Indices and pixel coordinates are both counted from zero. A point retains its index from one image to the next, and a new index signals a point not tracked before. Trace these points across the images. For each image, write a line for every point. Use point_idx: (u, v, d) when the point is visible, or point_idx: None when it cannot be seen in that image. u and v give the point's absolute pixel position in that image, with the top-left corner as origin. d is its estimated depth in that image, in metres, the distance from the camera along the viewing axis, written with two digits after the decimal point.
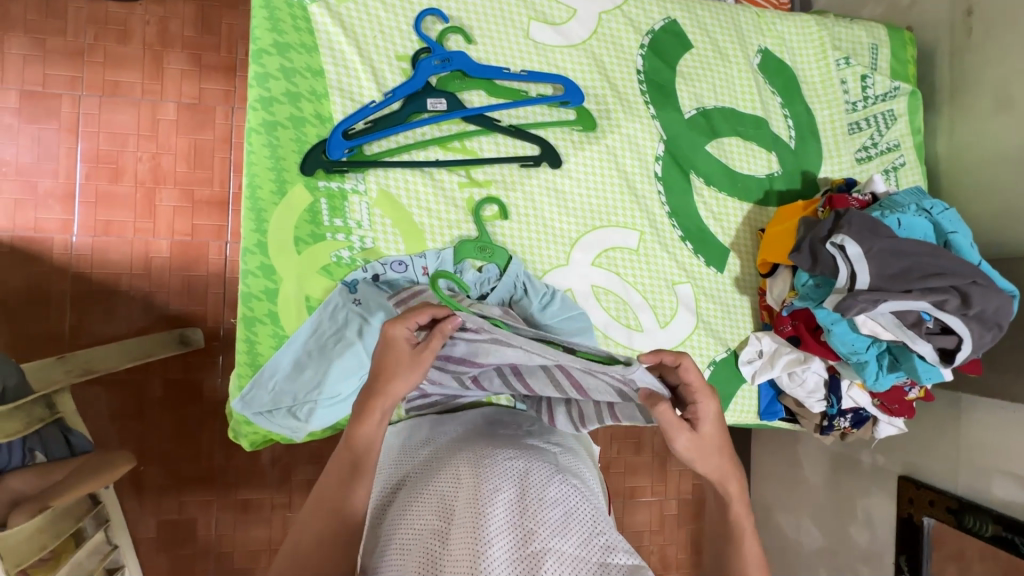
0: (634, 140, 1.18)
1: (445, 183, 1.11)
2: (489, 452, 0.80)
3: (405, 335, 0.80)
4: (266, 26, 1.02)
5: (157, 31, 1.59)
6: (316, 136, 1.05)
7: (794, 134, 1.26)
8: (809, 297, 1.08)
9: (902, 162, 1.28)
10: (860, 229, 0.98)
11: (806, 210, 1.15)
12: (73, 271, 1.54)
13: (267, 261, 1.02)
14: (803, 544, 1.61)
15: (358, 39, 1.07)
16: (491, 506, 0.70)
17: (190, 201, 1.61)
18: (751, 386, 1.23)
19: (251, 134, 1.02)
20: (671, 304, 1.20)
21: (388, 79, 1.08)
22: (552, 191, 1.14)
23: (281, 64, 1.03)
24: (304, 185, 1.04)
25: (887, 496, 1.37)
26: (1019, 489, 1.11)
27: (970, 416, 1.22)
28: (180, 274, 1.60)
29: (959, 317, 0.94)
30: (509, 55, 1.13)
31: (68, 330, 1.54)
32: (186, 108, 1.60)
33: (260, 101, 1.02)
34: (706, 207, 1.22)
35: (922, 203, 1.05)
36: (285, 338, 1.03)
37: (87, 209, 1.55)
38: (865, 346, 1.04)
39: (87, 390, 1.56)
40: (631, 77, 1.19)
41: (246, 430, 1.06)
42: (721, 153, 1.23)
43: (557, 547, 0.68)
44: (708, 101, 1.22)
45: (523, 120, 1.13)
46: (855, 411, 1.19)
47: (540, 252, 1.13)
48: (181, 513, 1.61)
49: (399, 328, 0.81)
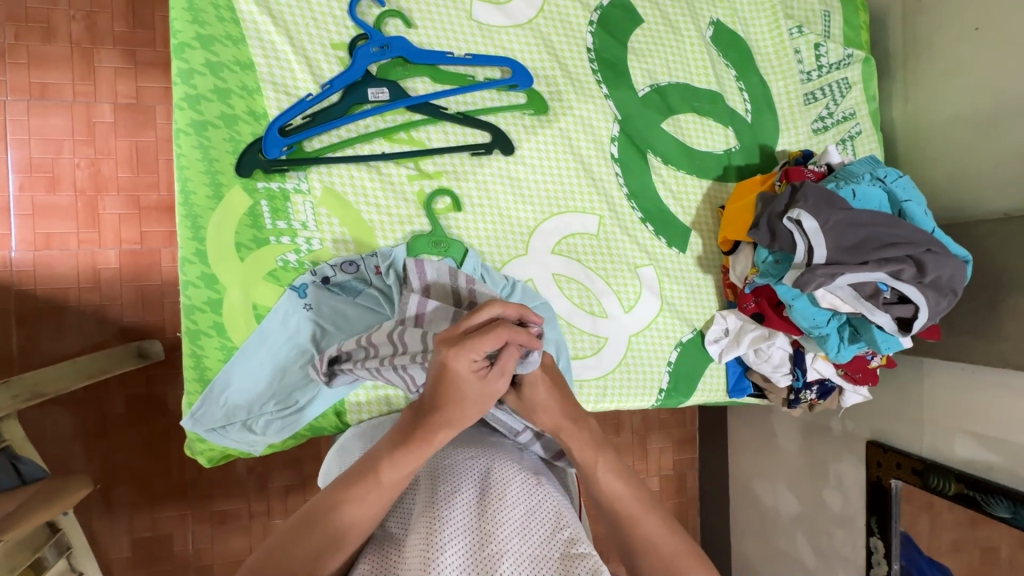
0: (588, 122, 1.15)
1: (394, 177, 1.06)
2: (451, 453, 0.78)
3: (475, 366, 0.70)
4: (186, 18, 0.95)
5: (84, 27, 1.48)
6: (251, 134, 0.99)
7: (750, 107, 1.24)
8: (769, 274, 1.07)
9: (859, 131, 1.27)
10: (815, 202, 0.97)
11: (764, 185, 1.14)
12: (15, 288, 1.45)
13: (207, 270, 0.97)
14: (781, 511, 1.64)
15: (289, 28, 1.01)
16: (448, 509, 0.68)
17: (135, 207, 1.52)
18: (718, 365, 1.22)
19: (179, 136, 0.95)
20: (635, 288, 1.18)
21: (324, 70, 1.02)
22: (506, 178, 1.11)
23: (207, 59, 0.96)
24: (242, 187, 0.98)
25: (858, 461, 1.39)
26: (980, 448, 1.13)
27: (932, 379, 1.23)
28: (131, 285, 1.52)
29: (915, 285, 0.94)
30: (451, 39, 1.07)
31: (15, 351, 1.46)
32: (123, 109, 1.51)
33: (186, 100, 0.95)
34: (665, 186, 1.20)
35: (876, 172, 1.04)
36: (234, 349, 0.98)
37: (25, 222, 1.46)
38: (826, 320, 1.04)
39: (42, 413, 1.48)
40: (582, 56, 1.15)
41: (201, 447, 1.00)
42: (678, 131, 1.20)
43: (515, 546, 0.66)
44: (662, 77, 1.19)
45: (471, 106, 1.08)
46: (820, 383, 1.20)
47: (498, 243, 1.10)
48: (154, 530, 1.56)
49: (462, 361, 0.69)
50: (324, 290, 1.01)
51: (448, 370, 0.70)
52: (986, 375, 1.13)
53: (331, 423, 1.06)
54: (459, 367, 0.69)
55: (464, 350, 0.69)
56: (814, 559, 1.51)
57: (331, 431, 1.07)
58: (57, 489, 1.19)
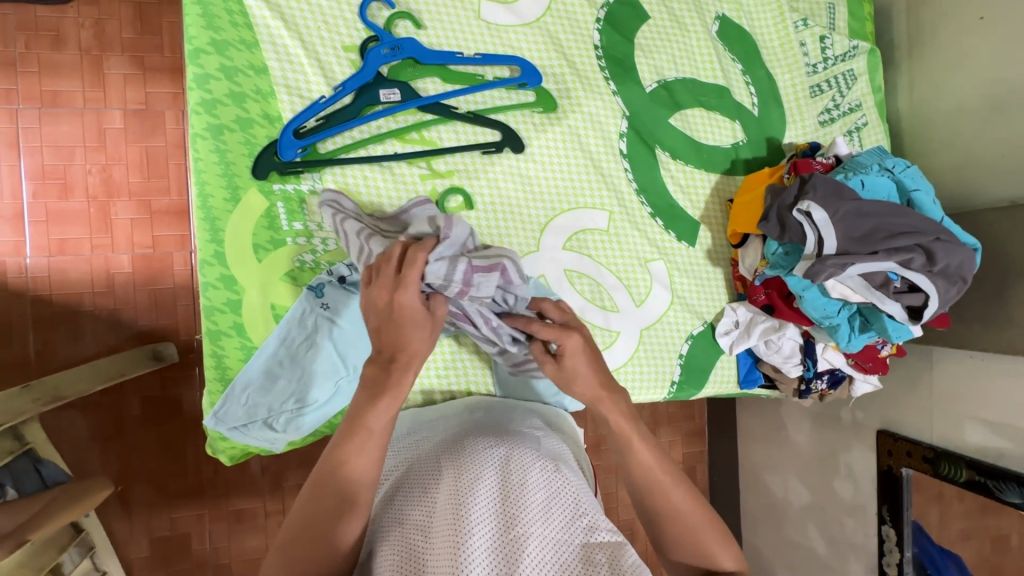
0: (597, 118, 1.16)
1: (406, 177, 1.07)
2: (471, 442, 0.79)
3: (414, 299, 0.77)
4: (200, 24, 0.97)
5: (93, 35, 1.50)
6: (266, 137, 1.01)
7: (757, 101, 1.25)
8: (779, 266, 1.07)
9: (865, 122, 1.28)
10: (824, 193, 0.98)
11: (772, 177, 1.15)
12: (31, 294, 1.48)
13: (227, 271, 0.99)
14: (791, 502, 1.65)
15: (301, 32, 1.02)
16: (473, 497, 0.69)
17: (147, 211, 1.54)
18: (729, 356, 1.24)
19: (196, 141, 0.97)
20: (646, 282, 1.19)
21: (337, 72, 1.04)
22: (517, 175, 1.12)
23: (221, 63, 0.98)
24: (259, 190, 1.00)
25: (868, 450, 1.40)
26: (991, 434, 1.14)
27: (942, 367, 1.24)
28: (145, 288, 1.54)
29: (925, 274, 0.95)
30: (461, 39, 1.09)
31: (33, 355, 1.48)
32: (133, 115, 1.53)
33: (201, 104, 0.97)
34: (674, 180, 1.21)
35: (884, 162, 1.05)
36: (253, 349, 1.00)
37: (39, 229, 1.48)
38: (836, 310, 1.05)
39: (61, 415, 1.51)
40: (589, 53, 1.16)
41: (223, 445, 1.02)
42: (685, 126, 1.21)
43: (539, 531, 0.67)
44: (669, 72, 1.20)
45: (482, 105, 1.10)
46: (830, 372, 1.21)
47: (510, 239, 1.11)
48: (172, 529, 1.59)
49: (411, 296, 0.76)
50: (340, 288, 1.02)
51: (400, 304, 0.77)
52: (996, 363, 1.14)
53: None
54: (409, 302, 0.77)
55: (413, 287, 0.76)
56: (825, 548, 1.52)
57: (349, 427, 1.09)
58: (81, 489, 1.21)
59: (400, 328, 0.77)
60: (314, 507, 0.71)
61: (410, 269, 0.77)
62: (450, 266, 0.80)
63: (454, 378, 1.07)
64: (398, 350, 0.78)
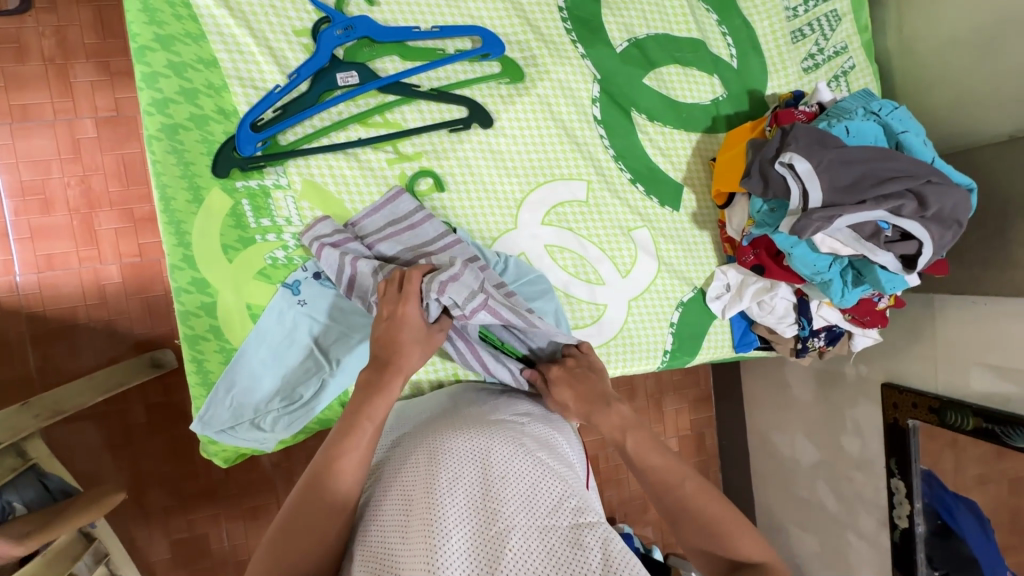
0: (566, 84, 1.11)
1: (373, 163, 1.04)
2: (450, 436, 0.77)
3: (418, 314, 0.86)
4: (142, 20, 0.93)
5: (55, 43, 1.46)
6: (224, 133, 0.97)
7: (735, 52, 1.19)
8: (766, 224, 1.03)
9: (852, 65, 1.22)
10: (807, 143, 0.93)
11: (754, 132, 1.10)
12: (25, 311, 1.48)
13: (198, 274, 0.96)
14: (800, 461, 1.64)
15: (248, 19, 0.98)
16: (450, 492, 0.68)
17: (131, 219, 1.53)
18: (722, 321, 1.21)
19: (151, 142, 0.94)
20: (630, 251, 1.16)
21: (290, 58, 1.00)
22: (488, 152, 1.08)
23: (169, 60, 0.94)
24: (221, 188, 0.97)
25: (873, 404, 1.38)
26: (998, 380, 1.11)
27: (944, 317, 1.21)
28: (137, 297, 1.54)
29: (917, 221, 0.91)
30: (417, 12, 1.04)
31: (34, 371, 1.49)
32: (105, 123, 1.50)
33: (153, 105, 0.94)
34: (652, 143, 1.16)
35: (870, 106, 1.00)
36: (233, 351, 0.99)
37: (25, 246, 1.47)
38: (827, 265, 1.01)
39: (68, 429, 1.52)
40: (553, 16, 1.10)
41: (214, 448, 1.02)
42: (661, 85, 1.16)
43: (521, 522, 0.65)
44: (640, 30, 1.15)
45: (445, 81, 1.05)
46: (828, 329, 1.18)
47: (485, 218, 1.08)
48: (190, 530, 1.61)
49: (414, 308, 0.85)
50: (316, 283, 1.01)
51: (405, 316, 0.85)
52: (1001, 307, 1.10)
53: (337, 414, 1.06)
54: (412, 313, 0.85)
55: (415, 300, 0.86)
56: (836, 505, 1.51)
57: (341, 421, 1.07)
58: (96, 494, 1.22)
59: (400, 333, 0.84)
60: (309, 511, 0.70)
61: (409, 284, 0.87)
62: (467, 296, 0.87)
63: (441, 365, 1.05)
64: (395, 357, 0.83)
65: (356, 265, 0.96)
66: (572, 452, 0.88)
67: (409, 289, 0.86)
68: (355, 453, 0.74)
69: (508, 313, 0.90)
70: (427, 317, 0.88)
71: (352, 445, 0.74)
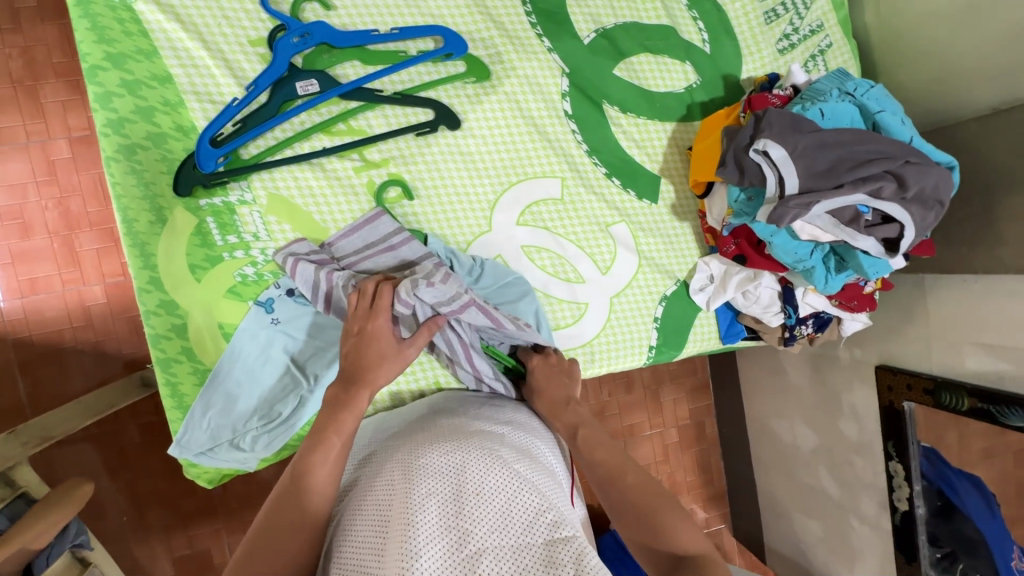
0: (534, 80, 1.08)
1: (339, 172, 1.01)
2: (426, 450, 0.75)
3: (388, 329, 0.85)
4: (92, 39, 0.90)
5: (22, 64, 1.44)
6: (184, 150, 0.95)
7: (707, 37, 1.16)
8: (744, 214, 1.00)
9: (829, 44, 1.19)
10: (781, 129, 0.91)
11: (729, 119, 1.07)
12: (10, 337, 1.46)
13: (166, 296, 0.94)
14: (800, 446, 1.61)
15: (201, 31, 0.95)
16: (422, 511, 0.66)
17: (111, 239, 1.51)
18: (708, 313, 1.19)
19: (109, 164, 0.91)
20: (610, 248, 1.13)
21: (247, 70, 0.97)
22: (457, 154, 1.05)
23: (122, 79, 0.91)
24: (186, 208, 0.95)
25: (869, 387, 1.35)
26: (991, 358, 1.08)
27: (935, 295, 1.18)
28: (122, 317, 1.52)
29: (898, 203, 0.88)
30: (375, 14, 1.01)
31: (24, 397, 1.47)
32: (79, 143, 1.48)
33: (109, 125, 0.91)
34: (627, 136, 1.13)
35: (845, 86, 0.97)
36: (207, 372, 0.97)
37: (7, 271, 1.45)
38: (808, 252, 0.98)
39: (64, 453, 1.52)
40: (517, 11, 1.07)
41: (196, 470, 1.00)
42: (632, 75, 1.13)
43: (495, 542, 0.64)
44: (608, 19, 1.11)
45: (408, 84, 1.02)
46: (815, 316, 1.15)
47: (457, 222, 1.06)
48: (191, 548, 1.60)
49: (384, 321, 0.85)
50: (290, 300, 1.00)
51: (374, 330, 0.85)
52: (991, 284, 1.07)
53: None
54: (381, 328, 0.85)
55: (386, 315, 0.86)
56: (838, 490, 1.49)
57: None
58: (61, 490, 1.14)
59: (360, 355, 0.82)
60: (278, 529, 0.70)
61: (381, 299, 0.87)
62: (449, 297, 0.89)
63: (422, 375, 1.03)
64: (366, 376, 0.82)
65: (331, 279, 0.94)
66: (554, 458, 0.87)
67: (380, 302, 0.86)
68: (322, 470, 0.74)
69: (490, 313, 0.93)
70: (396, 309, 0.87)
71: (316, 465, 0.75)
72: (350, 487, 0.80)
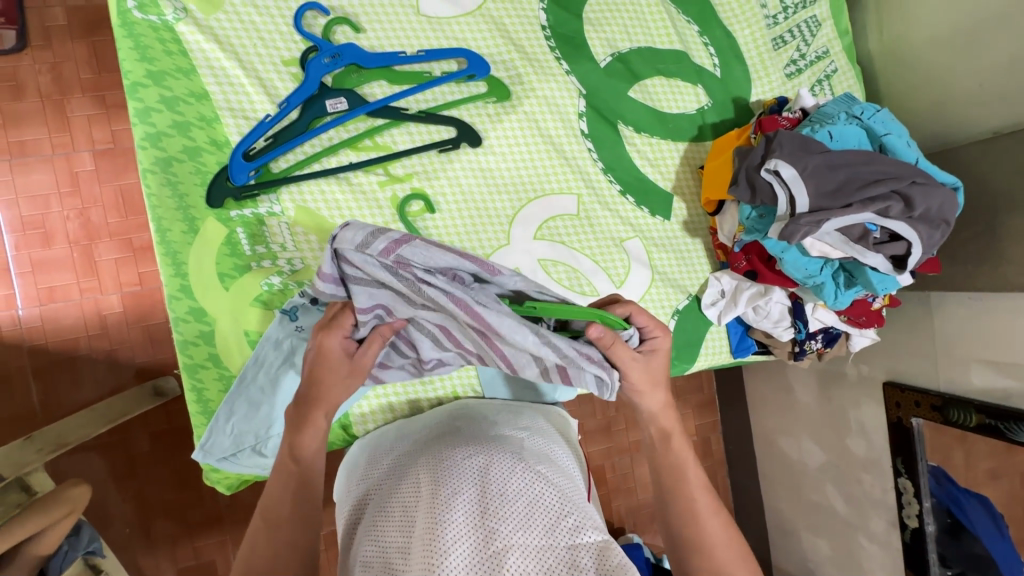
0: (552, 101, 1.13)
1: (364, 186, 1.05)
2: (450, 453, 0.77)
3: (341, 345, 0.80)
4: (134, 57, 0.94)
5: (51, 79, 1.49)
6: (217, 164, 0.99)
7: (718, 61, 1.21)
8: (755, 230, 1.04)
9: (834, 69, 1.24)
10: (791, 149, 0.94)
11: (740, 139, 1.12)
12: (27, 344, 1.49)
13: (195, 304, 0.97)
14: (807, 463, 1.62)
15: (237, 51, 1.00)
16: (449, 511, 0.68)
17: (130, 249, 1.54)
18: (719, 327, 1.21)
19: (145, 176, 0.95)
20: (623, 262, 1.16)
21: (280, 88, 1.02)
22: (478, 170, 1.09)
23: (161, 95, 0.95)
24: (216, 218, 0.99)
25: (876, 403, 1.37)
26: (997, 375, 1.10)
27: (941, 312, 1.21)
28: (138, 326, 1.55)
29: (905, 221, 0.91)
30: (402, 37, 1.06)
31: (38, 405, 1.49)
32: (103, 155, 1.52)
33: (147, 139, 0.95)
34: (641, 154, 1.18)
35: (852, 110, 1.01)
36: (232, 378, 1.00)
37: (26, 280, 1.48)
38: (818, 268, 1.01)
39: (72, 461, 1.52)
40: (537, 35, 1.12)
41: (217, 475, 1.02)
42: (646, 97, 1.17)
43: (521, 540, 0.66)
44: (623, 44, 1.17)
45: (432, 103, 1.07)
46: (824, 331, 1.18)
47: (477, 236, 1.09)
48: (197, 558, 1.60)
49: (334, 339, 0.79)
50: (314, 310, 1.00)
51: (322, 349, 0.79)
52: (996, 303, 1.10)
53: (338, 436, 1.03)
54: (331, 346, 0.79)
55: (337, 331, 0.79)
56: (845, 507, 1.49)
57: (341, 445, 1.05)
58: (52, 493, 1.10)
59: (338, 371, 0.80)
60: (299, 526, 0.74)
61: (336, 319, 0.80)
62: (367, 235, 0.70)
63: (439, 385, 1.06)
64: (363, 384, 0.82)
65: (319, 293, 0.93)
66: (574, 464, 0.89)
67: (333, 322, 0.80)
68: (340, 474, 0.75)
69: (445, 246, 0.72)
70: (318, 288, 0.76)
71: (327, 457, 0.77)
72: (375, 490, 0.81)
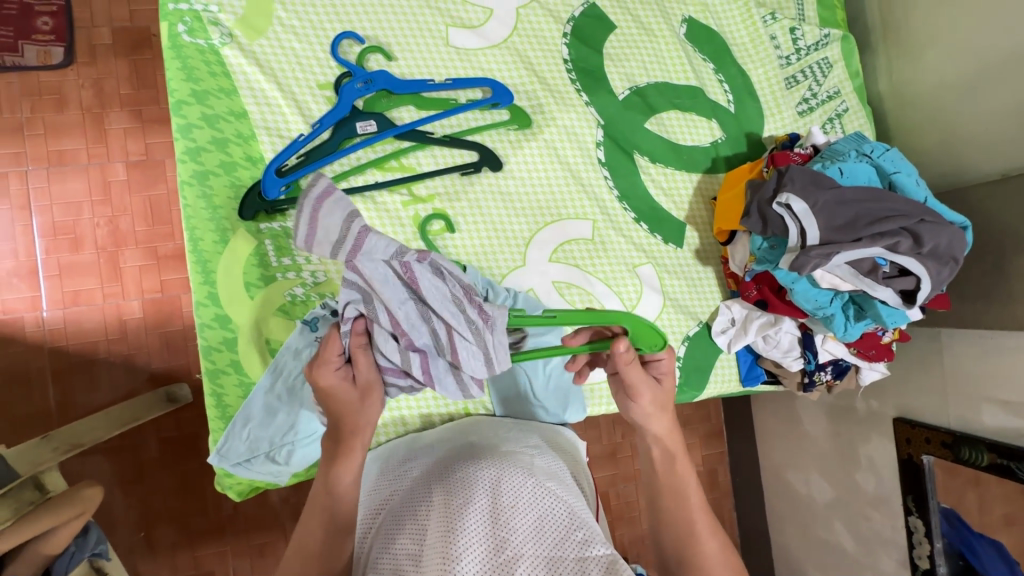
0: (572, 130, 1.17)
1: (388, 205, 1.09)
2: (463, 465, 0.79)
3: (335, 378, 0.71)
4: (180, 77, 1.00)
5: (93, 93, 1.57)
6: (251, 178, 1.04)
7: (732, 97, 1.25)
8: (766, 260, 1.06)
9: (845, 108, 1.28)
10: (802, 184, 0.98)
11: (752, 172, 1.15)
12: (49, 346, 1.53)
13: (221, 311, 1.01)
14: (815, 498, 1.60)
15: (277, 75, 1.06)
16: (461, 520, 0.70)
17: (154, 257, 1.59)
18: (728, 355, 1.23)
19: (183, 188, 1.00)
20: (636, 287, 1.19)
21: (314, 110, 1.07)
22: (497, 194, 1.14)
23: (203, 112, 1.01)
24: (246, 230, 1.03)
25: (886, 439, 1.37)
26: (1008, 415, 1.10)
27: (952, 349, 1.22)
28: (156, 332, 1.59)
29: (914, 257, 0.94)
30: (432, 66, 1.12)
31: (54, 406, 1.52)
32: (135, 166, 1.59)
33: (187, 153, 1.00)
34: (655, 184, 1.21)
35: (862, 148, 1.05)
36: (251, 385, 1.02)
37: (53, 283, 1.54)
38: (828, 300, 1.03)
39: (81, 464, 1.55)
40: (559, 67, 1.18)
41: (230, 481, 1.04)
42: (662, 129, 1.22)
43: (530, 550, 0.68)
44: (640, 78, 1.22)
45: (457, 128, 1.12)
46: (834, 363, 1.18)
47: (495, 256, 1.12)
48: (196, 569, 1.60)
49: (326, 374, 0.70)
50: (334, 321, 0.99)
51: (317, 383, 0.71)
52: (1007, 343, 1.11)
53: None
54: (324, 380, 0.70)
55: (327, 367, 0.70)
56: (854, 545, 1.47)
57: None
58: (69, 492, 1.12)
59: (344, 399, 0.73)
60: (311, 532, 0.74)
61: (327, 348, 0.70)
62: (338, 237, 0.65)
63: (452, 400, 1.08)
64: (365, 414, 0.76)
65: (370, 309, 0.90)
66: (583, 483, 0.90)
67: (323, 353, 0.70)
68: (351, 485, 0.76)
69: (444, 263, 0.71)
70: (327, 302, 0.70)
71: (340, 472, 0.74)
72: (387, 501, 0.83)
